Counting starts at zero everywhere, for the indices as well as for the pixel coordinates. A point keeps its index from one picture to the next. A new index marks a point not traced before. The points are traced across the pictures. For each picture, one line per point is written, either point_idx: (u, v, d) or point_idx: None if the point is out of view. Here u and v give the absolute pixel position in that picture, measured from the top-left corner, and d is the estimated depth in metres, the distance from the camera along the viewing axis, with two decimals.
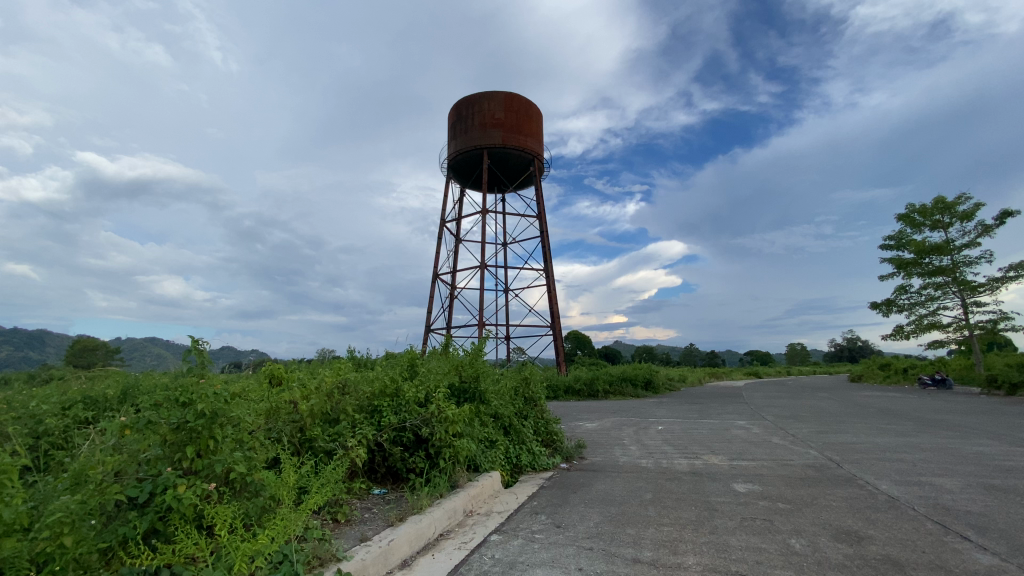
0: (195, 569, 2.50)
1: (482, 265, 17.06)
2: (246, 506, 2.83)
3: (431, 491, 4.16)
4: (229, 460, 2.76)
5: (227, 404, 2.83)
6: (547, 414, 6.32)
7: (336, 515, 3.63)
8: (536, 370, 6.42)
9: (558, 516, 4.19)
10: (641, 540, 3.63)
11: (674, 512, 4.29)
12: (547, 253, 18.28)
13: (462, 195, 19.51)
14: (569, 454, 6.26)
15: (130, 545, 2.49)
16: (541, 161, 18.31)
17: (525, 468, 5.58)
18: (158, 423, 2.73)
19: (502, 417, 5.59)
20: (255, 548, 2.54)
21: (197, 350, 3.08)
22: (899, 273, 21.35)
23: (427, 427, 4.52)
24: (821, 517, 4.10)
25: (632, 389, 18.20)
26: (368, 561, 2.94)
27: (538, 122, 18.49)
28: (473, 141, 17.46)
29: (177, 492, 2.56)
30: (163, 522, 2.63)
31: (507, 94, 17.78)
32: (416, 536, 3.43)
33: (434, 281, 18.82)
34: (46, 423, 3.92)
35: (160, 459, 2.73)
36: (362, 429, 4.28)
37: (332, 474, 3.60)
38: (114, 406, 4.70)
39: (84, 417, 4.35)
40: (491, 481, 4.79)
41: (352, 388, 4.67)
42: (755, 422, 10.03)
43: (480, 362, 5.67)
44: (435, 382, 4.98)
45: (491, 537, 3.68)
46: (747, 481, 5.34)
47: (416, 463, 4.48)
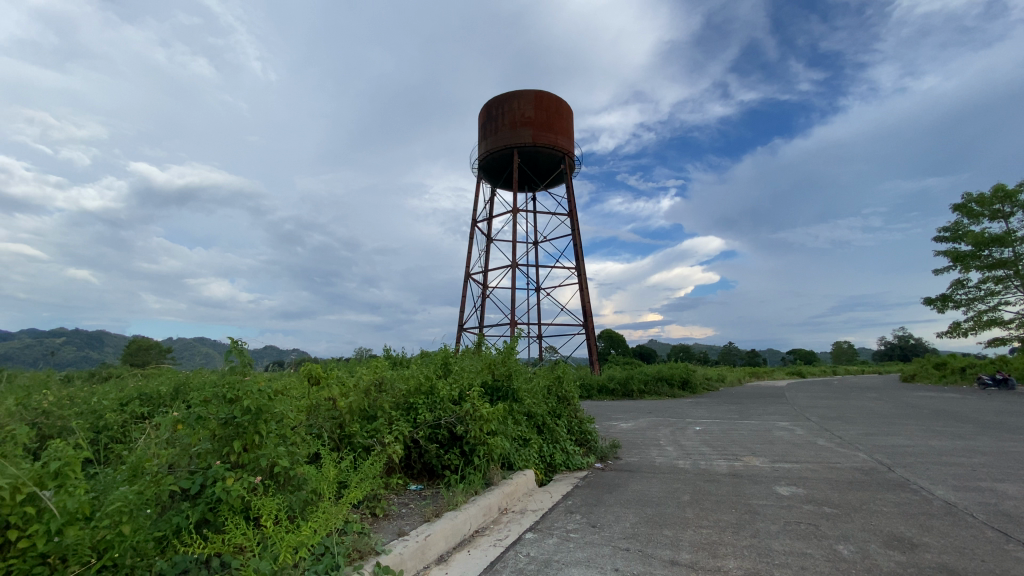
0: (243, 558, 2.61)
1: (514, 264, 17.06)
2: (289, 500, 2.93)
3: (467, 488, 4.19)
4: (274, 454, 2.88)
5: (270, 400, 2.94)
6: (580, 414, 6.26)
7: (374, 510, 3.71)
8: (568, 369, 6.38)
9: (593, 515, 4.16)
10: (679, 542, 3.56)
11: (713, 514, 4.17)
12: (579, 251, 18.11)
13: (493, 195, 19.58)
14: (604, 454, 6.19)
15: (183, 534, 2.64)
16: (572, 159, 18.19)
17: (559, 467, 5.54)
18: (207, 418, 2.87)
19: (536, 416, 5.59)
20: (299, 540, 2.63)
21: (238, 349, 3.22)
22: (956, 267, 20.13)
23: (461, 425, 4.57)
24: (871, 522, 3.91)
25: (668, 389, 17.84)
26: (405, 556, 2.99)
27: (569, 120, 18.36)
28: (503, 141, 17.50)
29: (226, 484, 2.69)
30: (213, 513, 2.76)
31: (537, 92, 17.75)
32: (451, 532, 3.47)
33: (466, 281, 18.96)
34: (107, 417, 4.19)
35: (210, 453, 2.87)
36: (399, 425, 4.37)
37: (370, 470, 3.69)
38: (168, 402, 4.98)
39: (140, 412, 4.61)
40: (525, 480, 4.79)
41: (388, 386, 4.78)
42: (798, 423, 9.67)
43: (512, 361, 5.70)
44: (469, 380, 5.04)
45: (526, 536, 3.68)
46: (791, 484, 5.15)
47: (451, 460, 4.54)
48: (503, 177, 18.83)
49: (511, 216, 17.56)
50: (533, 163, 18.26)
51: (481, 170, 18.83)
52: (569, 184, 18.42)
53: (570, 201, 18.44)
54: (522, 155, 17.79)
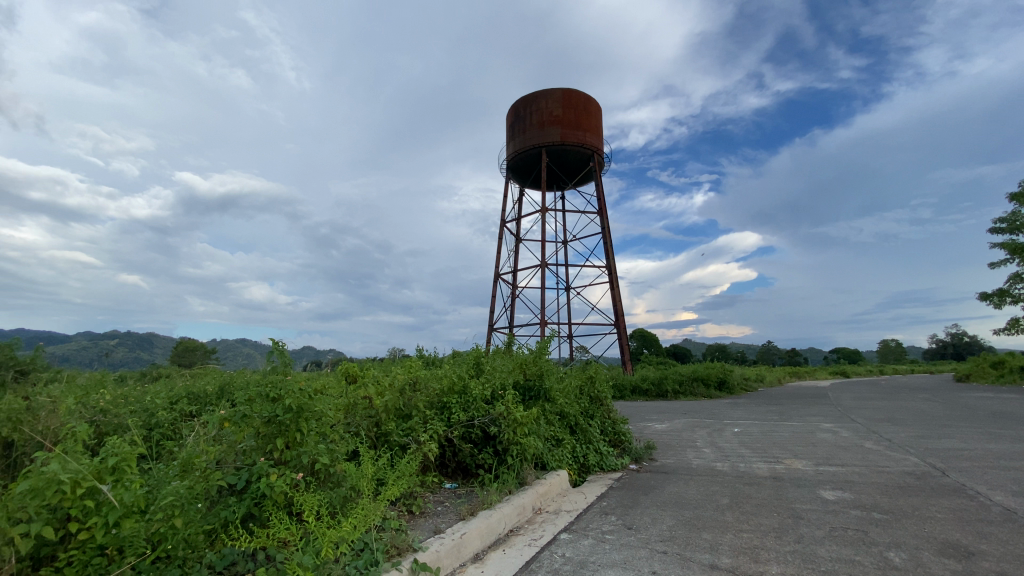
0: (287, 551, 2.68)
1: (544, 264, 17.01)
2: (329, 496, 3.00)
3: (501, 488, 4.20)
4: (314, 452, 2.96)
5: (311, 399, 3.03)
6: (614, 414, 6.18)
7: (410, 507, 3.76)
8: (600, 369, 6.32)
9: (629, 517, 4.10)
10: (719, 545, 3.47)
11: (754, 519, 4.04)
12: (609, 250, 17.91)
13: (521, 195, 19.55)
14: (639, 456, 6.10)
15: (230, 528, 2.74)
16: (602, 156, 17.98)
17: (593, 468, 5.48)
18: (252, 416, 2.97)
19: (568, 416, 5.54)
20: (340, 535, 2.69)
21: (279, 350, 3.31)
22: (1014, 259, 18.93)
23: (495, 425, 4.59)
24: (924, 529, 3.71)
25: (704, 389, 17.41)
26: (442, 553, 3.02)
27: (598, 117, 18.16)
28: (532, 140, 17.48)
29: (270, 480, 2.78)
30: (258, 508, 2.86)
31: (565, 90, 17.64)
32: (486, 531, 3.49)
33: (497, 281, 19.01)
34: (158, 415, 4.40)
35: (254, 450, 2.97)
36: (433, 425, 4.41)
37: (407, 467, 3.74)
38: (214, 400, 5.19)
39: (188, 410, 4.82)
40: (559, 480, 4.77)
41: (422, 385, 4.85)
42: (843, 425, 9.28)
43: (544, 361, 5.68)
44: (501, 380, 5.06)
45: (562, 536, 3.66)
46: (836, 488, 4.94)
47: (484, 459, 4.56)
48: (532, 177, 18.81)
49: (540, 216, 17.51)
50: (562, 162, 18.15)
51: (510, 170, 18.87)
52: (598, 181, 18.22)
53: (600, 199, 18.25)
54: (551, 154, 17.70)
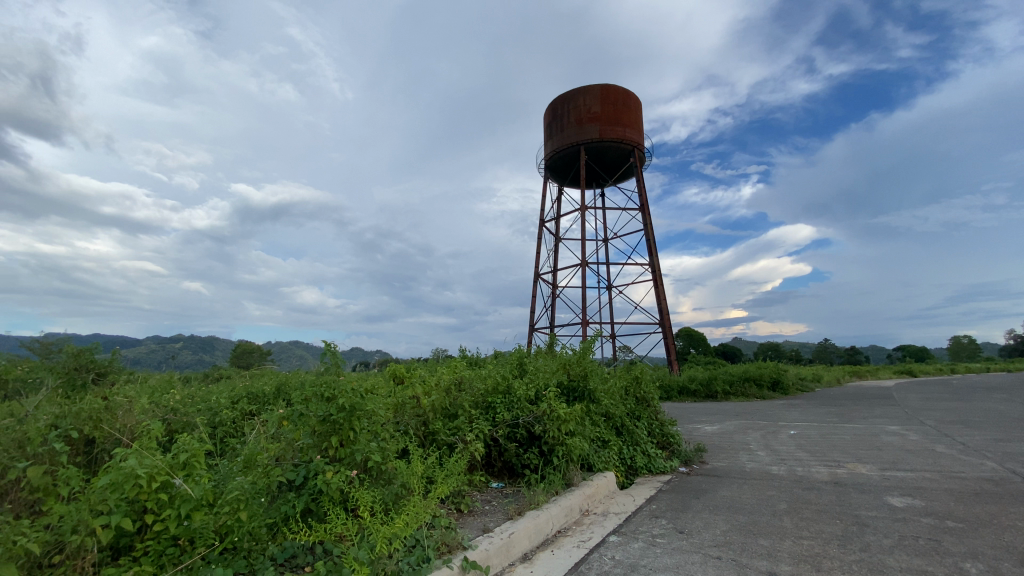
0: (343, 546, 2.78)
1: (585, 263, 16.86)
2: (382, 493, 3.08)
3: (548, 488, 4.18)
4: (367, 450, 3.05)
5: (362, 398, 3.13)
6: (661, 415, 6.02)
7: (459, 506, 3.81)
8: (646, 369, 6.18)
9: (680, 521, 3.99)
10: (777, 552, 3.32)
11: (815, 525, 3.84)
12: (652, 247, 17.54)
13: (560, 194, 19.42)
14: (688, 458, 5.92)
15: (290, 522, 2.87)
16: (642, 151, 17.61)
17: (641, 470, 5.37)
18: (308, 415, 3.08)
19: (614, 418, 5.44)
20: (393, 531, 2.76)
21: (331, 351, 3.42)
22: None
23: (540, 424, 4.59)
24: (1006, 539, 3.41)
25: (756, 389, 16.75)
26: (491, 552, 3.04)
27: (638, 112, 17.80)
28: (569, 138, 17.35)
29: (326, 477, 2.90)
30: (316, 504, 2.97)
31: (603, 86, 17.39)
32: (535, 531, 3.48)
33: (538, 281, 18.97)
34: (222, 414, 4.65)
35: (311, 447, 3.10)
36: (479, 424, 4.45)
37: (455, 466, 3.79)
38: (271, 400, 5.45)
39: (249, 409, 5.08)
40: (606, 482, 4.69)
41: (467, 385, 4.92)
42: (912, 428, 8.66)
43: (587, 361, 5.63)
44: (545, 381, 5.04)
45: (610, 538, 3.60)
46: (905, 494, 4.62)
47: (530, 459, 4.56)
48: (571, 175, 18.67)
49: (580, 214, 17.35)
50: (601, 159, 17.92)
51: (549, 169, 18.80)
52: (640, 177, 17.86)
53: (641, 195, 17.88)
54: (590, 151, 17.51)
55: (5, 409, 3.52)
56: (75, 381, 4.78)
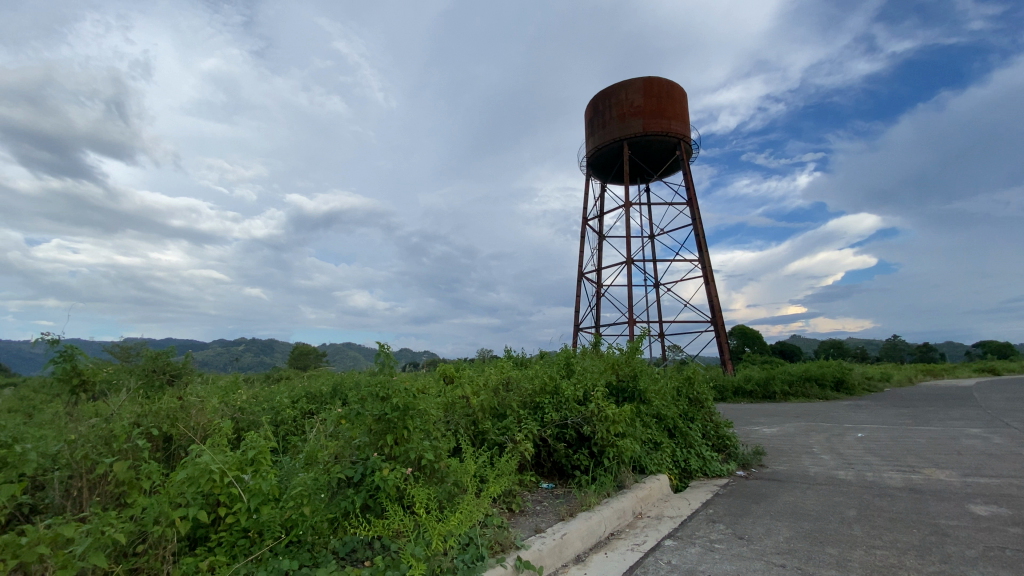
0: (400, 542, 2.85)
1: (631, 260, 16.55)
2: (436, 490, 3.14)
3: (599, 489, 4.13)
4: (420, 448, 3.12)
5: (414, 398, 3.20)
6: (716, 417, 5.80)
7: (510, 505, 3.83)
8: (698, 369, 5.98)
9: (739, 526, 3.83)
10: (847, 562, 3.13)
11: (888, 534, 3.59)
12: (701, 242, 16.97)
13: (604, 191, 19.17)
14: (746, 462, 5.68)
15: (350, 517, 2.97)
16: (689, 143, 17.08)
17: (695, 473, 5.20)
18: (364, 414, 3.19)
19: (666, 419, 5.29)
20: (448, 529, 2.80)
21: (384, 353, 3.53)
22: None
23: (589, 425, 4.53)
24: None
25: (818, 389, 15.85)
26: (544, 552, 3.04)
27: (683, 103, 17.29)
28: (612, 134, 17.09)
29: (383, 474, 2.99)
30: (373, 500, 3.07)
31: (645, 79, 17.01)
32: (587, 533, 3.44)
33: (582, 280, 18.76)
34: (284, 412, 4.88)
35: (368, 445, 3.20)
36: (528, 424, 4.45)
37: (505, 466, 3.80)
38: (328, 399, 5.67)
39: (308, 408, 5.31)
40: (659, 485, 4.57)
41: (515, 385, 4.93)
42: (997, 431, 7.94)
43: (636, 361, 5.52)
44: (593, 381, 4.98)
45: (666, 543, 3.51)
46: (990, 502, 4.24)
47: (580, 460, 4.51)
48: (614, 171, 18.40)
49: (624, 210, 17.03)
50: (645, 153, 17.54)
51: (591, 167, 18.61)
52: (686, 170, 17.34)
53: (688, 188, 17.33)
54: (633, 146, 17.17)
55: (94, 409, 3.83)
56: (154, 382, 5.18)
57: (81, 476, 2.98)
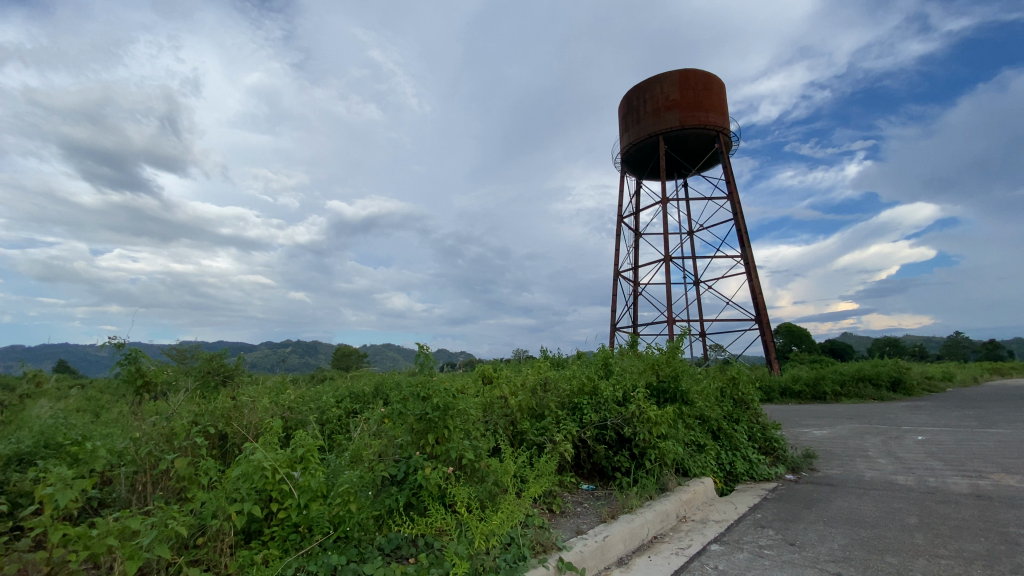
0: (444, 540, 2.89)
1: (670, 257, 16.20)
2: (477, 490, 3.17)
3: (641, 492, 4.06)
4: (461, 448, 3.16)
5: (454, 398, 3.24)
6: (763, 419, 5.60)
7: (551, 506, 3.82)
8: (743, 369, 5.79)
9: (790, 532, 3.69)
10: (908, 572, 2.95)
11: (954, 543, 3.36)
12: (743, 237, 16.43)
13: (639, 188, 18.86)
14: (796, 465, 5.45)
15: (395, 515, 3.03)
16: (728, 136, 16.56)
17: (742, 477, 5.03)
18: (406, 414, 3.25)
19: (709, 421, 5.15)
20: (490, 528, 2.82)
21: (423, 354, 3.60)
22: None
23: (629, 426, 4.46)
24: None
25: (873, 390, 15.04)
26: (586, 554, 3.02)
27: (721, 94, 16.78)
28: (647, 129, 16.78)
29: (425, 472, 3.04)
30: (416, 498, 3.13)
31: (681, 71, 16.62)
32: (630, 536, 3.39)
33: (619, 279, 18.50)
34: (330, 411, 5.04)
35: (410, 444, 3.26)
36: (567, 425, 4.43)
37: (546, 466, 3.79)
38: (370, 399, 5.81)
39: (352, 408, 5.47)
40: (704, 488, 4.45)
41: (552, 386, 4.92)
42: None
43: (677, 361, 5.39)
44: (632, 381, 4.91)
45: (712, 547, 3.42)
46: None
47: (621, 462, 4.45)
48: (650, 167, 18.06)
49: (661, 206, 16.67)
50: (682, 147, 17.12)
51: (626, 163, 18.35)
52: (726, 163, 16.83)
53: (728, 181, 16.80)
54: (669, 140, 16.80)
55: (157, 408, 4.07)
56: (210, 382, 5.49)
57: (145, 471, 3.17)
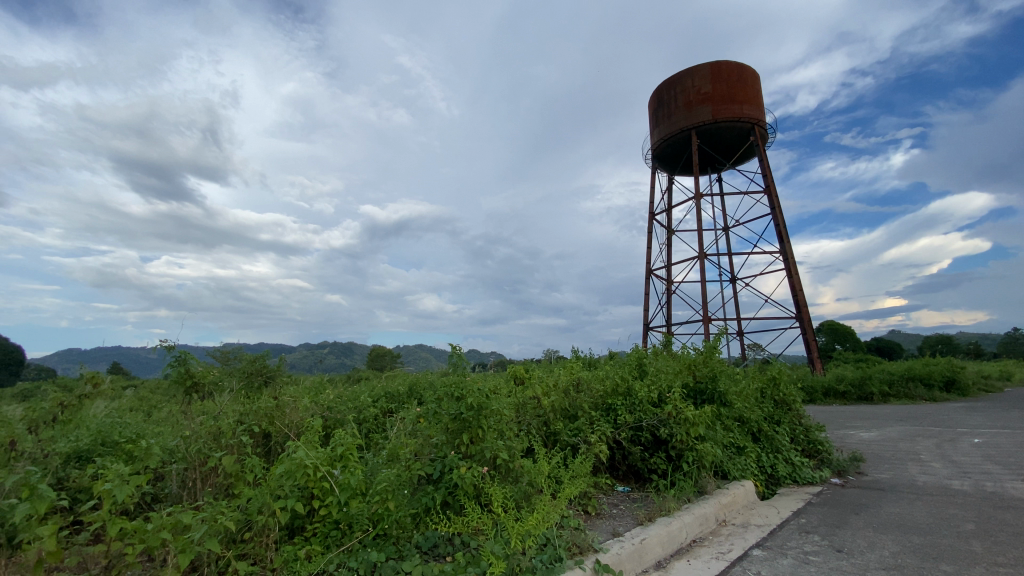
0: (480, 539, 2.91)
1: (703, 254, 15.83)
2: (512, 490, 3.18)
3: (678, 494, 3.98)
4: (495, 447, 3.17)
5: (487, 398, 3.27)
6: (806, 421, 5.40)
7: (586, 507, 3.79)
8: (784, 369, 5.60)
9: (837, 538, 3.54)
10: None
11: (1015, 551, 3.16)
12: (781, 232, 15.89)
13: (671, 184, 18.50)
14: (842, 468, 5.23)
15: (431, 513, 3.07)
16: (763, 128, 16.06)
17: (784, 480, 4.87)
18: (441, 414, 3.29)
19: (749, 422, 5.00)
20: (526, 529, 2.82)
21: (456, 355, 3.64)
22: None
23: (665, 427, 4.39)
24: None
25: (924, 390, 14.29)
26: (623, 557, 2.98)
27: (756, 86, 16.30)
28: (678, 124, 16.45)
29: (461, 472, 3.07)
30: (452, 497, 3.16)
31: (713, 64, 16.22)
32: (668, 539, 3.33)
33: (651, 278, 18.19)
34: (367, 411, 5.16)
35: (445, 444, 3.30)
36: (601, 426, 4.38)
37: (580, 468, 3.77)
38: (405, 399, 5.92)
39: (387, 408, 5.58)
40: (744, 491, 4.33)
41: (586, 387, 4.88)
42: None
43: (715, 361, 5.27)
44: (668, 381, 4.82)
45: (754, 552, 3.32)
46: None
47: (657, 464, 4.37)
48: (682, 163, 17.71)
49: (694, 203, 16.29)
50: (715, 141, 16.71)
51: (657, 159, 18.03)
52: (761, 156, 16.32)
53: (764, 175, 16.29)
54: (702, 134, 16.42)
55: (205, 407, 4.26)
56: (253, 383, 5.73)
57: (195, 468, 3.31)
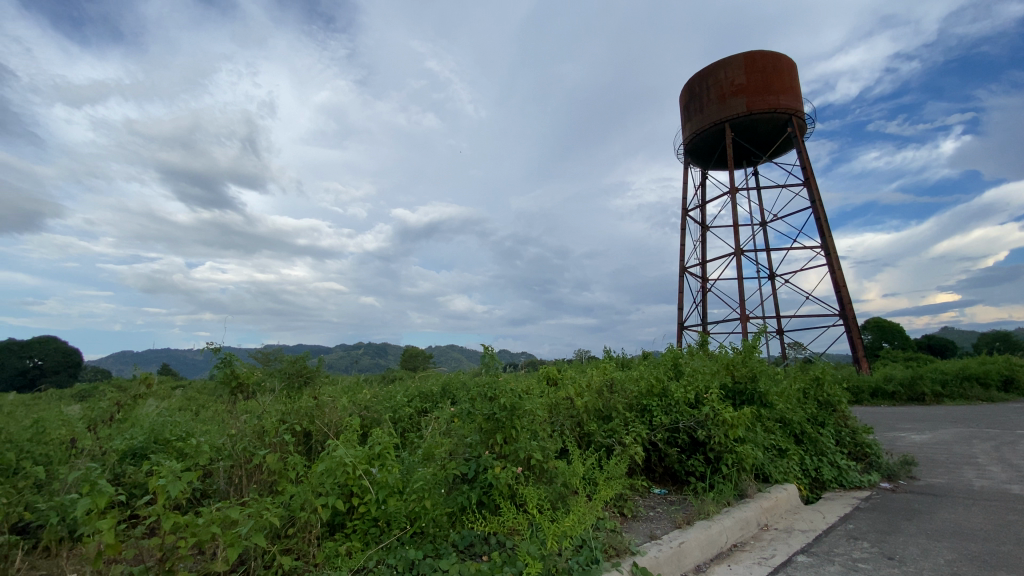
0: (516, 539, 2.92)
1: (739, 250, 15.39)
2: (547, 491, 3.17)
3: (717, 497, 3.89)
4: (529, 448, 3.18)
5: (520, 399, 3.27)
6: (853, 423, 5.18)
7: (622, 509, 3.74)
8: (828, 368, 5.38)
9: (888, 545, 3.38)
10: None
11: None
12: (821, 226, 15.29)
13: (703, 180, 18.08)
14: (892, 472, 4.99)
15: (467, 512, 3.10)
16: (801, 118, 15.51)
17: (829, 484, 4.68)
18: (475, 413, 3.32)
19: (791, 424, 4.83)
20: (562, 530, 2.82)
21: (488, 355, 3.65)
22: None
23: (703, 429, 4.29)
24: None
25: (981, 389, 13.49)
26: (661, 560, 2.93)
27: (793, 75, 15.75)
28: (711, 117, 16.04)
29: (495, 472, 3.09)
30: (487, 496, 3.18)
31: (747, 54, 15.76)
32: (707, 542, 3.25)
33: (684, 275, 17.81)
34: (402, 410, 5.25)
35: (480, 444, 3.32)
36: (636, 427, 4.32)
37: (615, 469, 3.73)
38: (439, 399, 5.99)
39: (421, 407, 5.67)
40: (787, 495, 4.19)
41: (620, 387, 4.83)
42: None
43: (754, 361, 5.11)
44: (705, 382, 4.71)
45: (798, 558, 3.20)
46: None
47: (695, 466, 4.28)
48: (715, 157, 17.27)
49: (729, 198, 15.85)
50: (750, 134, 16.22)
51: (689, 154, 17.65)
52: (799, 148, 15.77)
53: (803, 167, 15.72)
54: (736, 127, 15.97)
55: (250, 406, 4.43)
56: (294, 383, 5.91)
57: (240, 465, 3.45)
